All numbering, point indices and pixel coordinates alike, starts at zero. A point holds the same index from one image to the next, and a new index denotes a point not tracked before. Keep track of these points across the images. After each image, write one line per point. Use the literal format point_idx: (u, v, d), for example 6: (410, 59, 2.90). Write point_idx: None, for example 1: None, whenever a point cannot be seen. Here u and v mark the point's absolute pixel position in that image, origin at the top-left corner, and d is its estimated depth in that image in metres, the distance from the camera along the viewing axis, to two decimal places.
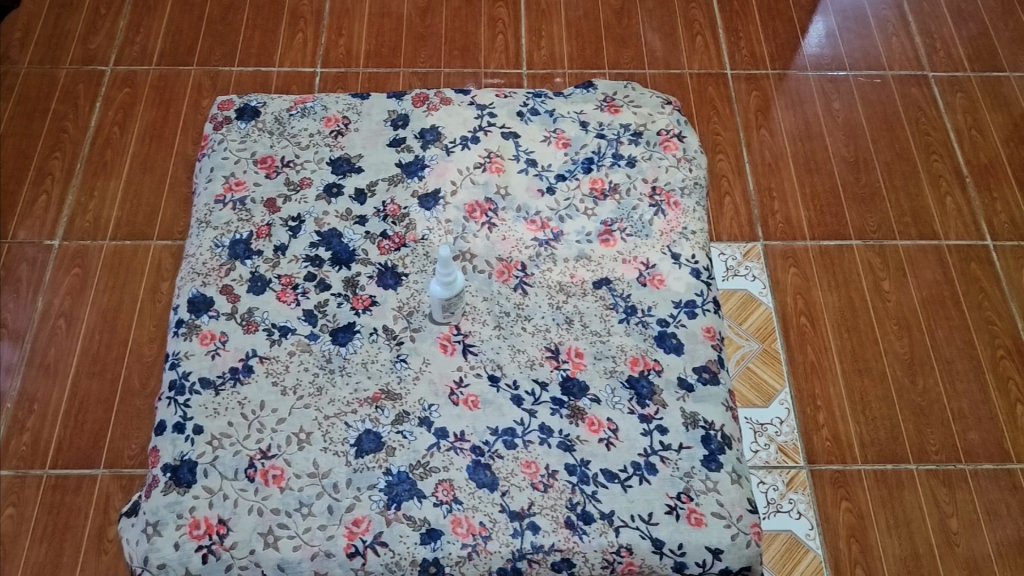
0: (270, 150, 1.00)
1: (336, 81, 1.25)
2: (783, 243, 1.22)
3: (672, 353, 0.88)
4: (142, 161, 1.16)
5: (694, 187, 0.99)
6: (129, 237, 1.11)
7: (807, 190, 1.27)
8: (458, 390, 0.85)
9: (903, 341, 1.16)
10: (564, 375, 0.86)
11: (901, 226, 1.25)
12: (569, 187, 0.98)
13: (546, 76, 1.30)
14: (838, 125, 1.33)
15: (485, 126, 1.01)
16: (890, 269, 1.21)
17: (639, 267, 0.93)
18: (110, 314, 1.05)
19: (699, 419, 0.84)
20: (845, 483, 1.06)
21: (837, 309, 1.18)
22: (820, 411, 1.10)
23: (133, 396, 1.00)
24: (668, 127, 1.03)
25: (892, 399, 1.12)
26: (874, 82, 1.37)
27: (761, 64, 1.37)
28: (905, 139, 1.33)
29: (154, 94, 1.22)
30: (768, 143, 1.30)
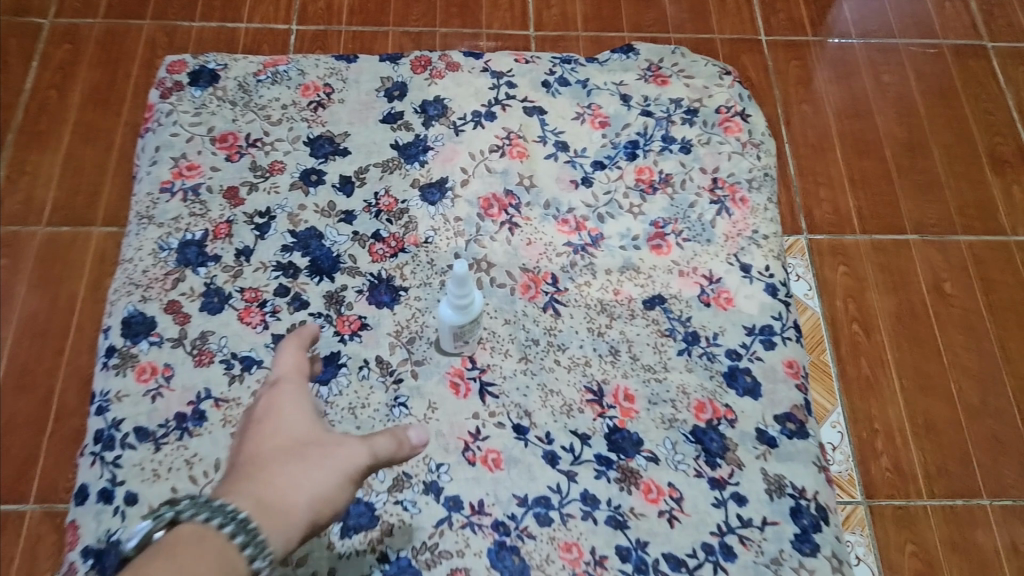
0: (231, 125, 0.79)
1: (313, 41, 1.04)
2: (830, 237, 0.99)
3: (747, 397, 0.69)
4: (84, 132, 0.95)
5: (762, 178, 0.78)
6: (65, 223, 0.89)
7: (855, 174, 1.04)
8: (474, 446, 0.65)
9: (971, 353, 0.92)
10: (610, 426, 0.67)
11: (963, 220, 1.01)
12: (608, 177, 0.78)
13: (559, 38, 1.09)
14: (888, 102, 1.10)
15: (502, 99, 0.81)
16: (953, 268, 0.98)
17: (701, 281, 0.73)
18: (41, 318, 0.84)
19: (786, 484, 0.65)
20: (910, 523, 0.82)
21: (893, 315, 0.94)
22: (878, 436, 0.87)
23: (69, 416, 0.79)
24: (728, 103, 0.82)
25: (959, 420, 0.88)
26: (926, 53, 1.14)
27: (800, 29, 1.14)
28: (964, 119, 1.09)
29: (99, 52, 1.00)
30: (810, 120, 1.07)
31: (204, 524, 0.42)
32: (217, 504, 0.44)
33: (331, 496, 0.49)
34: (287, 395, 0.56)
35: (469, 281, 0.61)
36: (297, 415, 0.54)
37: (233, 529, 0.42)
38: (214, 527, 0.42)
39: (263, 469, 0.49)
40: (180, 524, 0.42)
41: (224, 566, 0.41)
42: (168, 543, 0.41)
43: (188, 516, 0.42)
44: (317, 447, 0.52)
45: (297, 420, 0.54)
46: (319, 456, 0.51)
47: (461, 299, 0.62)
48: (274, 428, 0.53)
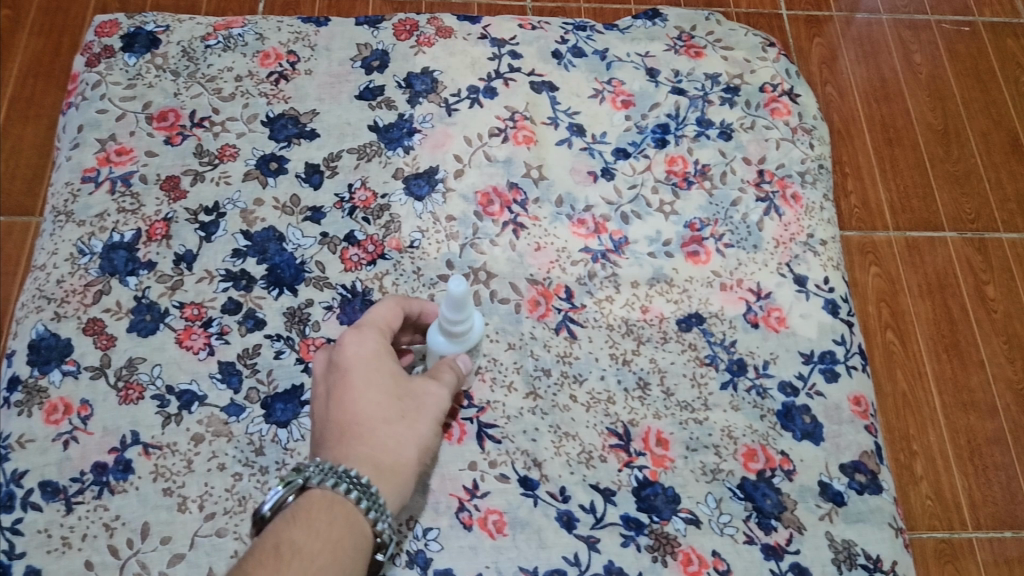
0: (172, 101, 0.65)
1: (284, 6, 0.88)
2: (860, 233, 0.86)
3: (806, 441, 0.56)
4: (18, 108, 0.80)
5: (818, 171, 0.66)
6: (2, 212, 0.75)
7: (885, 163, 0.91)
8: (469, 505, 0.52)
9: (1016, 366, 0.80)
10: (640, 479, 0.54)
11: (1004, 214, 0.89)
12: (633, 169, 0.64)
13: (559, 9, 0.94)
14: (921, 84, 0.96)
15: (504, 71, 0.67)
16: (994, 271, 0.85)
17: (747, 296, 0.60)
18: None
19: (857, 553, 0.53)
20: (953, 560, 0.71)
21: (930, 321, 0.82)
22: (916, 459, 0.74)
23: None
24: (774, 80, 0.70)
25: (1005, 440, 0.76)
26: (961, 30, 1.01)
27: (824, 3, 1.01)
28: (1003, 104, 0.96)
29: (40, 18, 0.85)
30: (836, 104, 0.94)
31: (333, 492, 0.40)
32: (340, 470, 0.41)
33: (432, 448, 0.46)
34: (367, 335, 0.47)
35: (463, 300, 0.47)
36: (384, 362, 0.46)
37: (361, 497, 0.40)
38: (343, 496, 0.40)
39: (367, 432, 0.44)
40: (310, 491, 0.40)
41: (353, 533, 0.39)
42: (299, 509, 0.39)
43: (318, 481, 0.40)
44: (410, 401, 0.46)
45: (384, 368, 0.46)
46: (411, 411, 0.46)
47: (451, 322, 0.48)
48: (366, 375, 0.45)
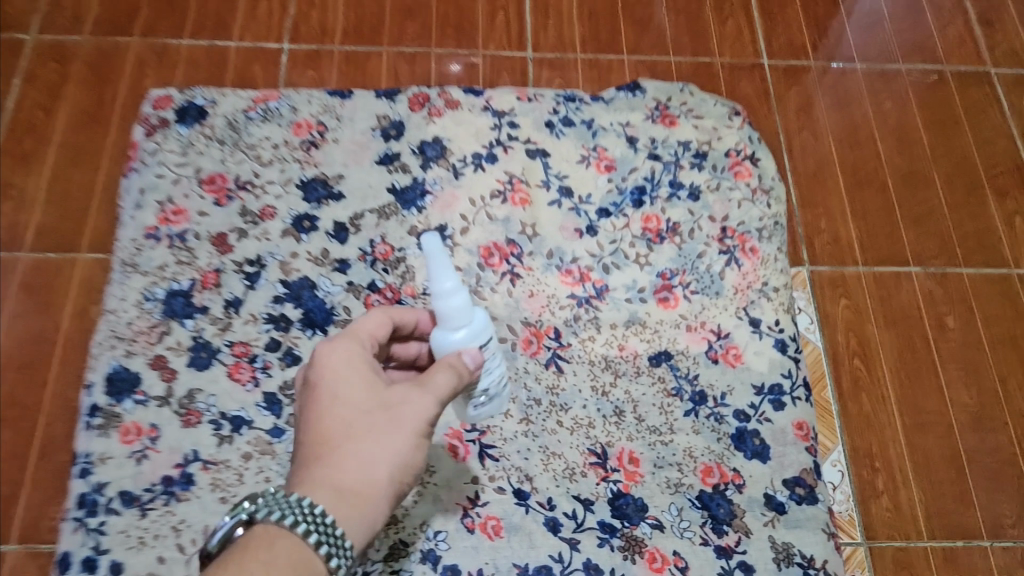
0: (219, 167, 0.76)
1: (306, 62, 1.01)
2: (831, 269, 0.97)
3: (755, 460, 0.66)
4: (70, 154, 0.92)
5: (773, 228, 0.76)
6: (51, 249, 0.87)
7: (856, 203, 1.02)
8: (472, 512, 0.62)
9: (970, 390, 0.91)
10: (614, 491, 0.64)
11: (964, 251, 1.00)
12: (614, 226, 0.75)
13: (558, 61, 1.06)
14: (890, 129, 1.08)
15: (504, 140, 0.78)
16: (953, 302, 0.97)
17: (708, 336, 0.71)
18: (27, 355, 0.82)
19: (794, 553, 0.64)
20: (909, 566, 0.83)
21: (894, 350, 0.93)
22: (879, 475, 0.86)
23: (55, 452, 0.77)
24: (738, 145, 0.80)
25: (958, 459, 0.88)
26: (929, 79, 1.12)
27: (802, 53, 1.12)
28: (966, 147, 1.08)
29: (85, 70, 0.97)
30: (811, 148, 1.05)
31: (276, 526, 0.40)
32: (288, 501, 0.41)
33: (415, 460, 0.46)
34: (342, 344, 0.48)
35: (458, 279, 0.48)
36: (356, 375, 0.47)
37: (306, 528, 0.40)
38: (286, 530, 0.40)
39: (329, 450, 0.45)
40: (255, 525, 0.40)
41: (302, 564, 0.39)
42: (242, 547, 0.39)
43: (262, 515, 0.40)
44: (382, 415, 0.46)
45: (357, 383, 0.47)
46: (382, 426, 0.46)
47: (448, 309, 0.49)
48: (335, 388, 0.47)
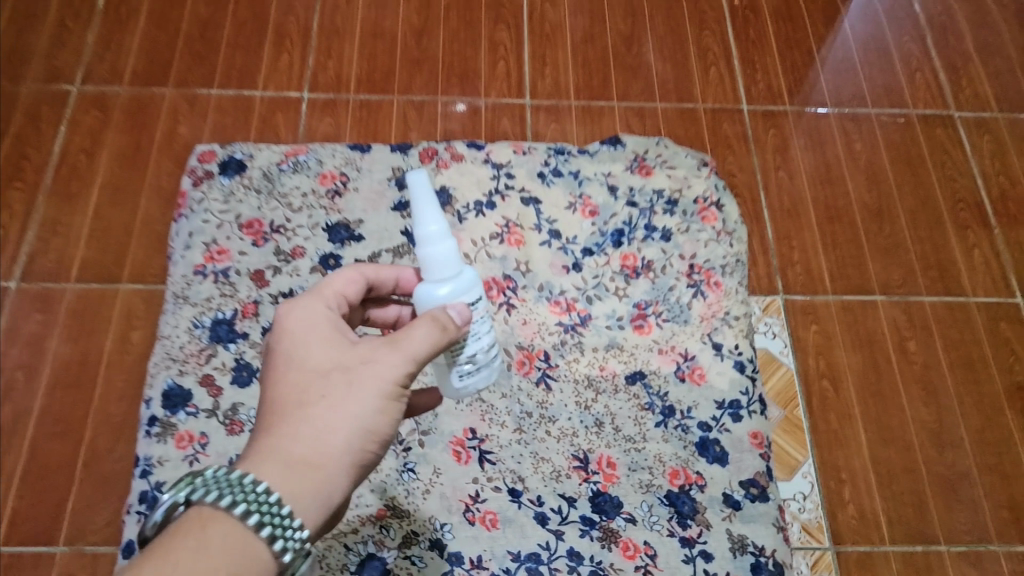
0: (256, 213, 0.88)
1: (324, 108, 1.14)
2: (803, 297, 1.09)
3: (715, 464, 0.78)
4: (111, 193, 1.05)
5: (735, 264, 0.88)
6: (95, 279, 0.99)
7: (827, 237, 1.14)
8: (473, 507, 0.74)
9: (929, 408, 1.03)
10: (594, 490, 0.76)
11: (926, 280, 1.12)
12: (597, 263, 0.87)
13: (553, 106, 1.19)
14: (860, 169, 1.20)
15: (502, 189, 0.90)
16: (916, 328, 1.08)
17: (677, 358, 0.82)
18: (72, 372, 0.93)
19: (748, 543, 0.74)
20: (872, 567, 0.93)
21: (860, 371, 1.05)
22: (845, 486, 0.97)
23: (99, 460, 0.89)
24: (705, 193, 0.92)
25: (917, 471, 0.99)
26: (897, 122, 1.25)
27: (779, 99, 1.25)
28: (929, 185, 1.20)
29: (125, 117, 1.11)
30: (786, 187, 1.17)
31: (213, 507, 0.42)
32: (229, 482, 0.42)
33: (381, 421, 0.48)
34: (311, 313, 0.51)
35: (445, 227, 0.50)
36: (319, 342, 0.50)
37: (243, 508, 0.41)
38: (222, 511, 0.41)
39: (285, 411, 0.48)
40: (195, 505, 0.42)
41: (238, 546, 0.41)
42: (181, 525, 0.41)
43: (201, 495, 0.42)
44: (341, 378, 0.48)
45: (319, 344, 0.50)
46: (341, 390, 0.48)
47: (432, 256, 0.50)
48: (302, 356, 0.50)
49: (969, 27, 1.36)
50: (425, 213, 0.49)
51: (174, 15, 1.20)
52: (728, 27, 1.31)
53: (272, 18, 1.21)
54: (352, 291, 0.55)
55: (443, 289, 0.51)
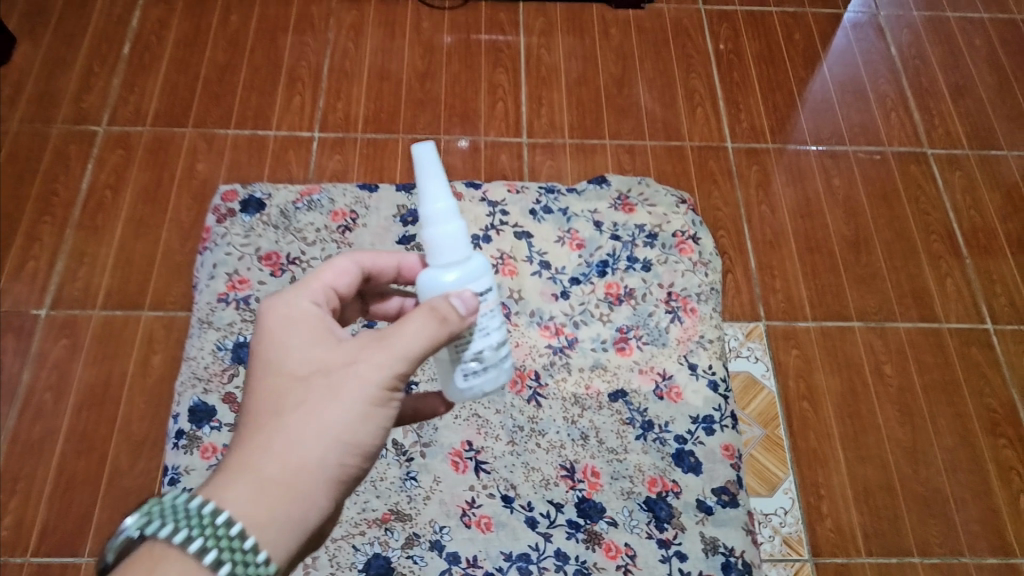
0: (274, 246, 0.97)
1: (334, 146, 1.23)
2: (784, 323, 1.17)
3: (690, 473, 0.86)
4: (134, 226, 1.14)
5: (710, 292, 0.96)
6: (118, 306, 1.07)
7: (807, 268, 1.22)
8: (470, 512, 0.82)
9: (904, 428, 1.10)
10: (579, 496, 0.84)
11: (901, 308, 1.20)
12: (583, 291, 0.95)
13: (548, 144, 1.28)
14: (838, 203, 1.29)
15: (497, 224, 0.99)
16: (892, 352, 1.16)
17: (655, 378, 0.91)
18: (97, 392, 1.01)
19: (719, 545, 0.82)
20: None
21: (839, 393, 1.12)
22: (823, 500, 1.04)
23: (121, 476, 0.96)
24: (683, 228, 1.01)
25: (893, 488, 1.06)
26: (873, 159, 1.34)
27: (761, 137, 1.34)
28: (904, 218, 1.29)
29: (147, 155, 1.20)
30: (768, 220, 1.26)
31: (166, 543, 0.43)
32: (184, 514, 0.44)
33: (360, 427, 0.51)
34: (298, 316, 0.54)
35: (451, 209, 0.51)
36: (302, 348, 0.53)
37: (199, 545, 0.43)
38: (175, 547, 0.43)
39: (271, 412, 0.51)
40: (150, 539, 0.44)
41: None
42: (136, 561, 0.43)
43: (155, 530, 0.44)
44: (327, 381, 0.51)
45: (307, 348, 0.53)
46: (326, 394, 0.51)
47: (436, 239, 0.52)
48: (288, 360, 0.53)
49: (941, 70, 1.46)
50: (432, 191, 0.51)
51: (196, 61, 1.30)
52: (713, 70, 1.40)
53: (286, 62, 1.31)
54: (344, 282, 0.58)
55: (447, 271, 0.52)
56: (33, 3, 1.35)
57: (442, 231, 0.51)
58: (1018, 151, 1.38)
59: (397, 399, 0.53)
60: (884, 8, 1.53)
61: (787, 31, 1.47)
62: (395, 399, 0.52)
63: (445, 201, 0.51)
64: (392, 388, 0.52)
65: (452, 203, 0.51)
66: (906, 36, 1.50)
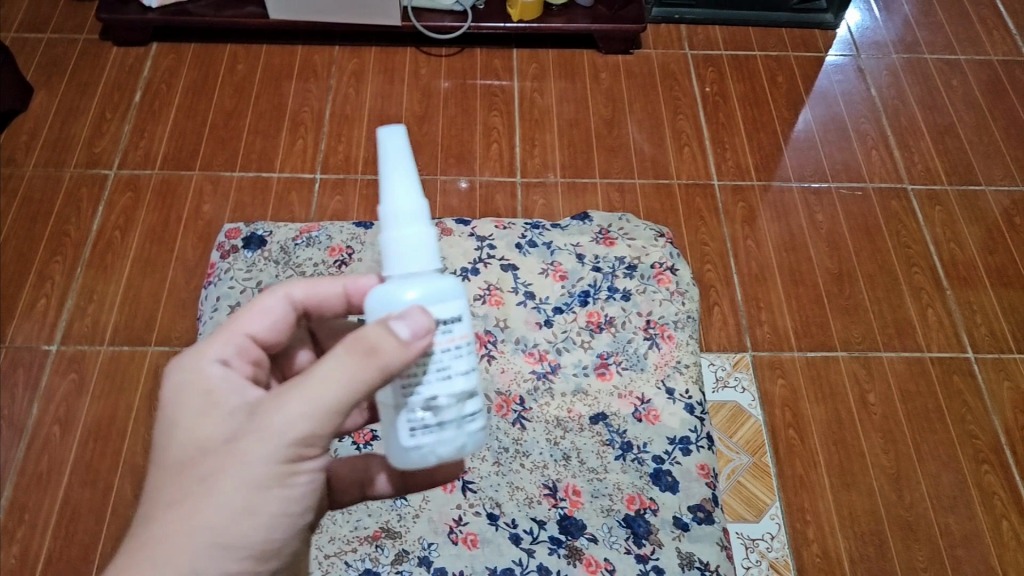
0: (275, 280, 1.02)
1: (334, 187, 1.29)
2: (770, 353, 1.20)
3: (667, 491, 0.90)
4: (142, 265, 1.20)
5: (686, 320, 1.01)
6: (126, 342, 1.13)
7: (791, 299, 1.26)
8: (457, 529, 0.86)
9: (888, 454, 1.12)
10: (561, 513, 0.88)
11: (884, 338, 1.23)
12: (566, 320, 1.00)
13: (540, 182, 1.34)
14: (821, 237, 1.33)
15: (484, 258, 1.05)
16: (875, 381, 1.19)
17: (634, 401, 0.95)
18: (102, 424, 1.06)
19: (695, 559, 0.85)
20: None
21: (824, 421, 1.15)
22: (809, 525, 1.06)
23: (123, 506, 1.00)
24: (661, 260, 1.06)
25: (878, 513, 1.08)
26: (855, 194, 1.39)
27: (746, 174, 1.39)
28: (886, 251, 1.33)
29: (155, 197, 1.26)
30: (754, 253, 1.30)
31: None
32: None
33: (256, 509, 0.48)
34: (200, 383, 0.51)
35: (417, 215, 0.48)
36: (200, 422, 0.50)
37: None
38: None
39: (160, 498, 0.48)
40: None
41: None
42: None
43: None
44: (221, 456, 0.48)
45: (203, 423, 0.50)
46: (219, 468, 0.48)
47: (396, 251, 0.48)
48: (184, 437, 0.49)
49: (920, 110, 1.52)
50: (395, 191, 0.48)
51: (203, 107, 1.37)
52: (700, 110, 1.47)
53: (290, 108, 1.38)
54: (261, 326, 0.56)
55: (410, 285, 0.48)
56: (50, 56, 1.43)
57: (403, 233, 0.48)
58: (996, 186, 1.42)
59: (300, 470, 0.49)
60: (865, 51, 1.59)
61: (771, 73, 1.53)
62: (300, 467, 0.49)
63: (409, 199, 0.48)
64: (295, 458, 0.48)
65: (420, 205, 0.48)
66: (886, 78, 1.56)
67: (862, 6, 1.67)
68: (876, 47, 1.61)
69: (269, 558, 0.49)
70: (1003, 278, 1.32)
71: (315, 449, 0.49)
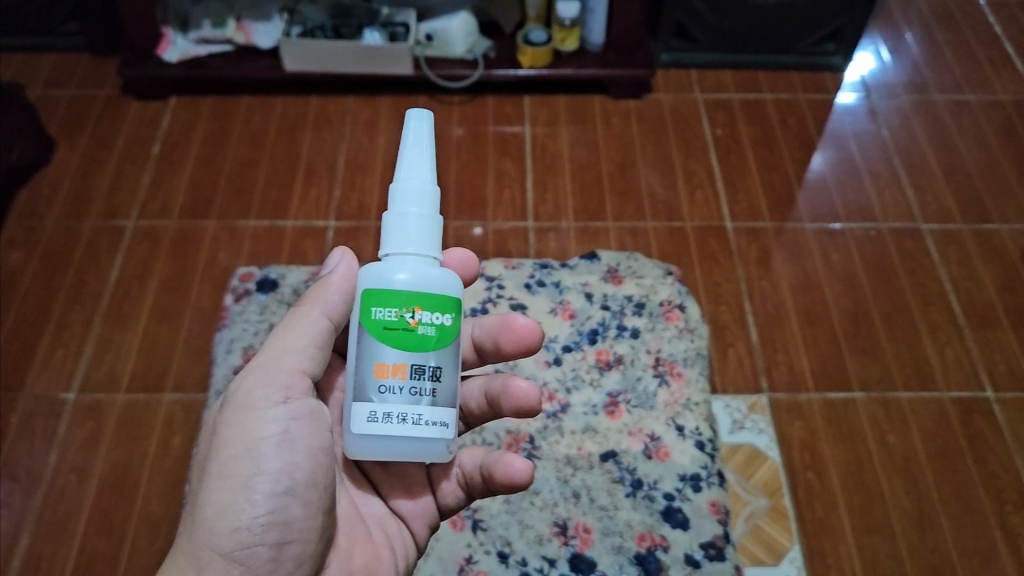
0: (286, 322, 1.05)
1: (347, 234, 1.30)
2: (788, 395, 1.19)
3: (678, 528, 0.89)
4: (160, 312, 1.22)
5: (696, 356, 1.02)
6: (142, 390, 1.14)
7: (808, 339, 1.25)
8: (467, 567, 0.85)
9: (909, 494, 1.10)
10: (572, 552, 0.87)
11: (902, 378, 1.22)
12: (575, 358, 1.01)
13: (552, 225, 1.35)
14: (836, 277, 1.32)
15: (493, 297, 1.06)
16: (894, 422, 1.17)
17: (644, 439, 0.95)
18: (117, 473, 1.07)
19: None
20: None
21: (844, 463, 1.13)
22: (830, 570, 1.04)
23: (139, 552, 1.01)
24: (669, 298, 1.07)
25: (901, 559, 1.05)
26: (868, 234, 1.38)
27: (760, 216, 1.40)
28: (902, 291, 1.32)
29: (173, 248, 1.29)
30: (768, 294, 1.30)
31: None
32: None
33: (243, 460, 0.55)
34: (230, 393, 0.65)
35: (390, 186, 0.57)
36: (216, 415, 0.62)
37: None
38: None
39: (193, 483, 0.59)
40: None
41: None
42: None
43: None
44: (216, 428, 0.58)
45: (216, 417, 0.61)
46: (208, 452, 0.57)
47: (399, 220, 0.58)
48: (208, 432, 0.61)
49: (932, 150, 1.52)
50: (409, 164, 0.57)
51: (221, 159, 1.40)
52: (710, 152, 1.48)
53: (305, 157, 1.41)
54: None
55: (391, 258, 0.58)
56: (73, 111, 1.47)
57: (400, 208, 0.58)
58: (1010, 225, 1.41)
59: (275, 415, 0.57)
60: (875, 93, 1.60)
61: (782, 116, 1.54)
62: (272, 413, 0.57)
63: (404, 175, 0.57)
64: (259, 408, 0.57)
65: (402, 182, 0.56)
66: (897, 118, 1.56)
67: (872, 49, 1.68)
68: (886, 88, 1.62)
69: (268, 521, 0.55)
70: (1021, 316, 1.30)
71: (276, 393, 0.58)
